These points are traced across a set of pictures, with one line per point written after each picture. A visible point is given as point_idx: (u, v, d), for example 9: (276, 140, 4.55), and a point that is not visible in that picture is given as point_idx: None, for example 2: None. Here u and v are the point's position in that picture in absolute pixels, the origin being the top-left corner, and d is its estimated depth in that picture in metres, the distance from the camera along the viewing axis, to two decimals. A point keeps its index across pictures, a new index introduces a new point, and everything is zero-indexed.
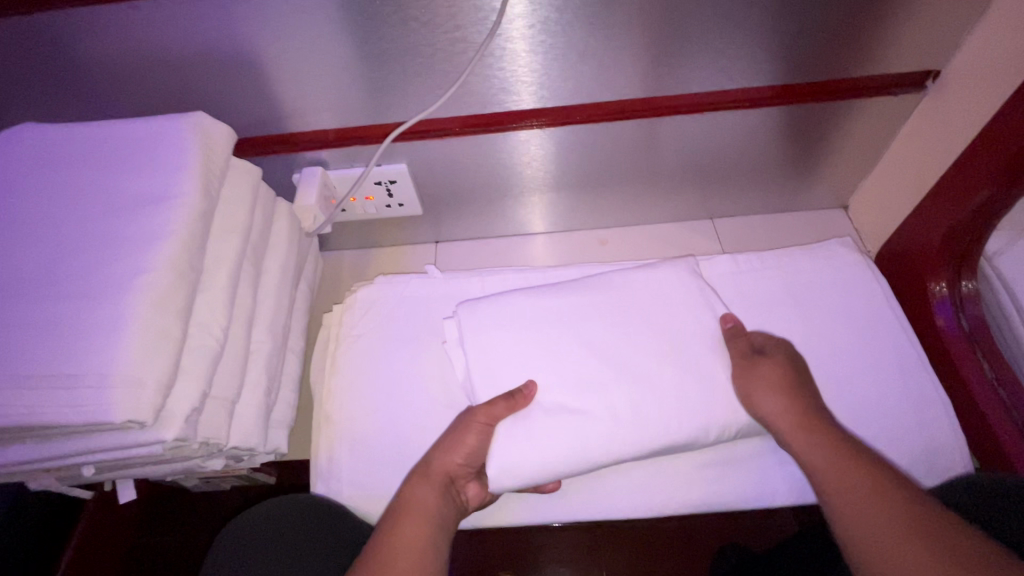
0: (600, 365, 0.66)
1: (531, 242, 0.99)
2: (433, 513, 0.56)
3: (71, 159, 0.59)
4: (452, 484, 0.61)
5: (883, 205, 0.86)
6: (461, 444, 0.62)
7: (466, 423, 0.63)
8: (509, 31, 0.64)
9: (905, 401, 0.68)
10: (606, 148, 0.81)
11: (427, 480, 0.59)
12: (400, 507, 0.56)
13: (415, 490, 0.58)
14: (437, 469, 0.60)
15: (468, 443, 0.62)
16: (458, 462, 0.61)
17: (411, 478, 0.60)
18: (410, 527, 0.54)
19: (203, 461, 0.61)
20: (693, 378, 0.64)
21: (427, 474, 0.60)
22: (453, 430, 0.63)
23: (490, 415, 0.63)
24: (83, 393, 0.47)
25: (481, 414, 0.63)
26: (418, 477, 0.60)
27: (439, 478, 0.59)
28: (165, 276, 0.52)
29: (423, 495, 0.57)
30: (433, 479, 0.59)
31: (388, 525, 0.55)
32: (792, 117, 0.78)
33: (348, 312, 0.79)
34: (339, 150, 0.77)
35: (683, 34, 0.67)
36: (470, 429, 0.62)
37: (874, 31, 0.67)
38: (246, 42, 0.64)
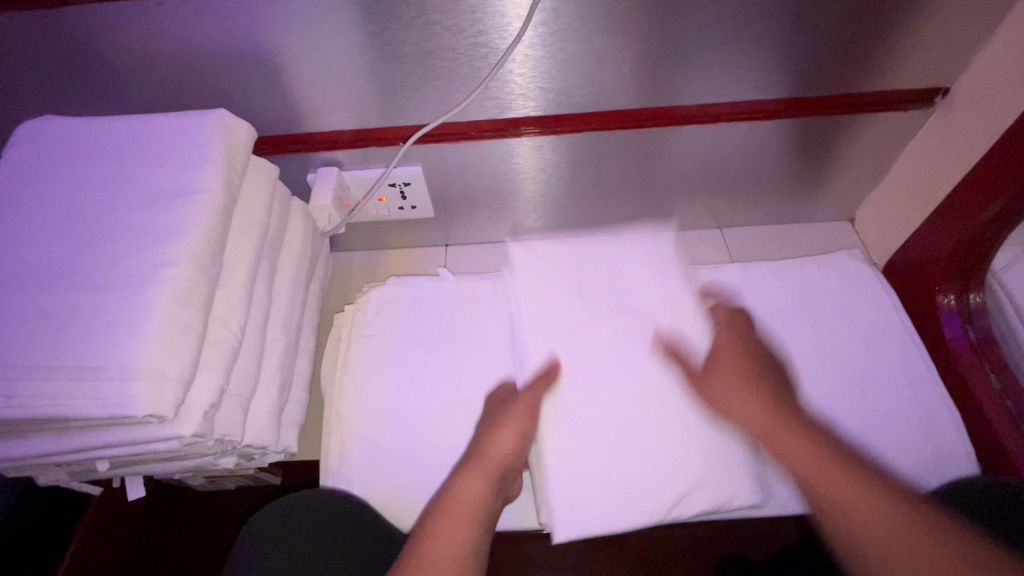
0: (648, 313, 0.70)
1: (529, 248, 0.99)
2: (478, 512, 0.56)
3: (94, 152, 0.59)
4: (505, 470, 0.61)
5: (888, 219, 0.88)
6: (510, 434, 0.63)
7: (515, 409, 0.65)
8: (533, 37, 0.65)
9: (914, 410, 0.68)
10: (618, 157, 0.82)
11: (477, 472, 0.60)
12: (446, 501, 0.56)
13: (462, 484, 0.58)
14: (490, 461, 0.61)
15: (516, 426, 0.63)
16: (508, 449, 0.62)
17: (459, 470, 0.60)
18: (451, 523, 0.54)
19: (216, 459, 0.61)
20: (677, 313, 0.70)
21: (479, 466, 0.60)
22: (498, 418, 0.65)
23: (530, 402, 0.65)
24: (106, 386, 0.47)
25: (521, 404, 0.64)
26: (470, 468, 0.60)
27: (492, 469, 0.60)
28: (188, 269, 0.52)
29: (470, 489, 0.58)
30: (485, 472, 0.60)
31: (429, 523, 0.54)
32: (803, 128, 0.79)
33: (361, 312, 0.79)
34: (354, 151, 0.78)
35: (700, 45, 0.68)
36: (515, 417, 0.64)
37: (888, 46, 0.69)
38: (269, 42, 0.64)
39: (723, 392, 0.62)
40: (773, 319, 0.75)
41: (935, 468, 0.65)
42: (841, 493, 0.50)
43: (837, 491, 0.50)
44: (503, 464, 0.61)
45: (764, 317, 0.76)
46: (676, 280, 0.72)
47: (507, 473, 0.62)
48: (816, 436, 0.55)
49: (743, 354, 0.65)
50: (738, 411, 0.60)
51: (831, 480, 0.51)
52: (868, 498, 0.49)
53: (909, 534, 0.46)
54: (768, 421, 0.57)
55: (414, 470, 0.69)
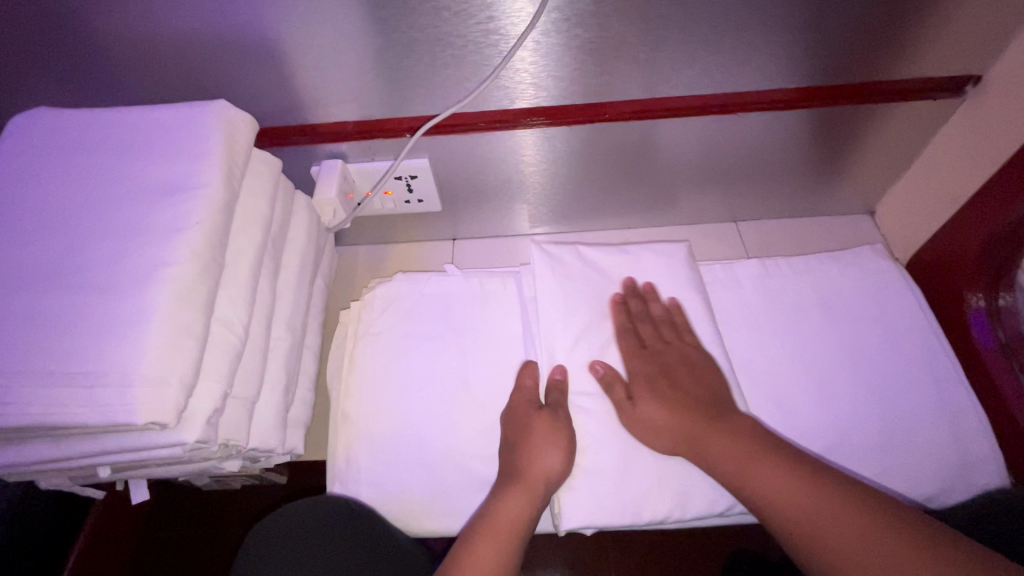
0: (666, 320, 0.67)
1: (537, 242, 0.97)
2: (522, 527, 0.54)
3: (89, 147, 0.56)
4: (550, 488, 0.58)
5: (912, 213, 0.85)
6: (553, 447, 0.59)
7: (547, 423, 0.60)
8: (547, 23, 0.62)
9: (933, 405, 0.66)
10: (631, 148, 0.79)
11: (521, 491, 0.56)
12: (487, 519, 0.54)
13: (507, 501, 0.55)
14: (534, 476, 0.57)
15: (559, 444, 0.59)
16: (553, 465, 0.58)
17: (501, 487, 0.57)
18: (490, 544, 0.51)
19: (221, 462, 0.59)
20: (693, 320, 0.67)
21: (524, 484, 0.56)
22: (537, 433, 0.60)
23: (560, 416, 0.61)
24: (105, 393, 0.45)
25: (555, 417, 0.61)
26: (513, 486, 0.56)
27: (538, 488, 0.56)
28: (188, 269, 0.50)
29: (514, 505, 0.55)
30: (529, 489, 0.56)
31: (473, 535, 0.52)
32: (826, 118, 0.76)
33: (367, 308, 0.77)
34: (359, 142, 0.75)
35: (721, 31, 0.64)
36: (553, 431, 0.60)
37: (919, 31, 0.65)
38: (270, 29, 0.62)
39: (656, 393, 0.60)
40: (791, 316, 0.73)
41: (961, 472, 0.63)
42: (731, 462, 0.55)
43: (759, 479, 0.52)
44: (548, 483, 0.57)
45: (782, 314, 0.74)
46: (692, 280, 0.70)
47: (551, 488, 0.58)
48: (725, 425, 0.57)
49: (643, 357, 0.63)
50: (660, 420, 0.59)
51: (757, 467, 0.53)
52: (790, 488, 0.51)
53: (783, 490, 0.51)
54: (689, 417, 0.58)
55: (423, 473, 0.67)
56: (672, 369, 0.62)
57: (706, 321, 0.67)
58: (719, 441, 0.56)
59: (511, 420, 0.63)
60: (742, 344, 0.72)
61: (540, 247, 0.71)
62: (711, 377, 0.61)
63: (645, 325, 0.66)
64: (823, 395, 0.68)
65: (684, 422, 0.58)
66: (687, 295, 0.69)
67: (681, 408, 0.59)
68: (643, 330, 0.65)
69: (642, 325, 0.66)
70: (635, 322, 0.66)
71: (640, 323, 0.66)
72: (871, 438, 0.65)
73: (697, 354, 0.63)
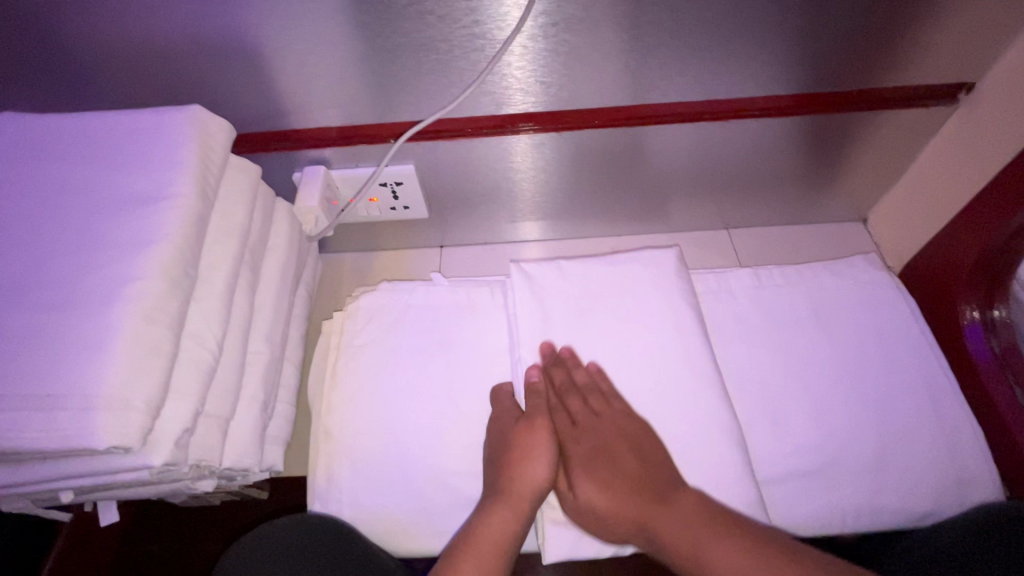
0: (651, 332, 0.65)
1: (526, 249, 0.96)
2: (507, 545, 0.52)
3: (57, 154, 0.54)
4: (539, 500, 0.56)
5: (905, 221, 0.84)
6: (541, 455, 0.57)
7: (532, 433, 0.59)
8: (534, 28, 0.60)
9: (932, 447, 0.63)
10: (620, 156, 0.78)
11: (506, 507, 0.54)
12: (470, 540, 0.52)
13: (492, 518, 0.53)
14: (522, 491, 0.55)
15: (546, 454, 0.57)
16: (543, 477, 0.56)
17: (485, 504, 0.55)
18: (473, 570, 0.50)
19: (193, 483, 0.57)
20: (678, 332, 0.65)
21: (510, 499, 0.55)
22: (523, 440, 0.58)
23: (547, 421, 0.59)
24: (66, 416, 0.43)
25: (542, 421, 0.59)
26: (498, 502, 0.55)
27: (524, 503, 0.55)
28: (157, 284, 0.48)
29: (497, 524, 0.53)
30: (512, 506, 0.54)
31: (453, 555, 0.51)
32: (818, 125, 0.75)
33: (351, 319, 0.74)
34: (343, 148, 0.73)
35: (712, 37, 0.63)
36: (539, 441, 0.58)
37: (913, 37, 0.64)
38: (248, 32, 0.59)
39: (596, 475, 0.56)
40: (783, 327, 0.72)
41: (956, 487, 0.62)
42: (685, 547, 0.50)
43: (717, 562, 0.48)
44: (536, 495, 0.55)
45: (774, 325, 0.72)
46: (681, 291, 0.68)
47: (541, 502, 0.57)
48: (671, 503, 0.53)
49: (576, 438, 0.59)
50: (604, 507, 0.55)
51: (711, 549, 0.49)
52: (744, 568, 0.47)
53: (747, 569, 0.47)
54: (634, 500, 0.54)
55: (406, 491, 0.65)
56: (609, 448, 0.57)
57: (696, 333, 0.66)
58: (670, 523, 0.51)
59: (498, 432, 0.61)
60: (732, 356, 0.71)
61: (518, 266, 0.70)
62: (651, 448, 0.58)
63: (572, 398, 0.61)
64: (816, 409, 0.66)
65: (631, 507, 0.54)
66: (672, 305, 0.67)
67: (624, 490, 0.55)
68: (572, 407, 0.61)
69: (569, 399, 0.61)
70: (560, 396, 0.62)
71: (565, 397, 0.61)
72: (865, 454, 0.63)
73: (630, 422, 0.59)
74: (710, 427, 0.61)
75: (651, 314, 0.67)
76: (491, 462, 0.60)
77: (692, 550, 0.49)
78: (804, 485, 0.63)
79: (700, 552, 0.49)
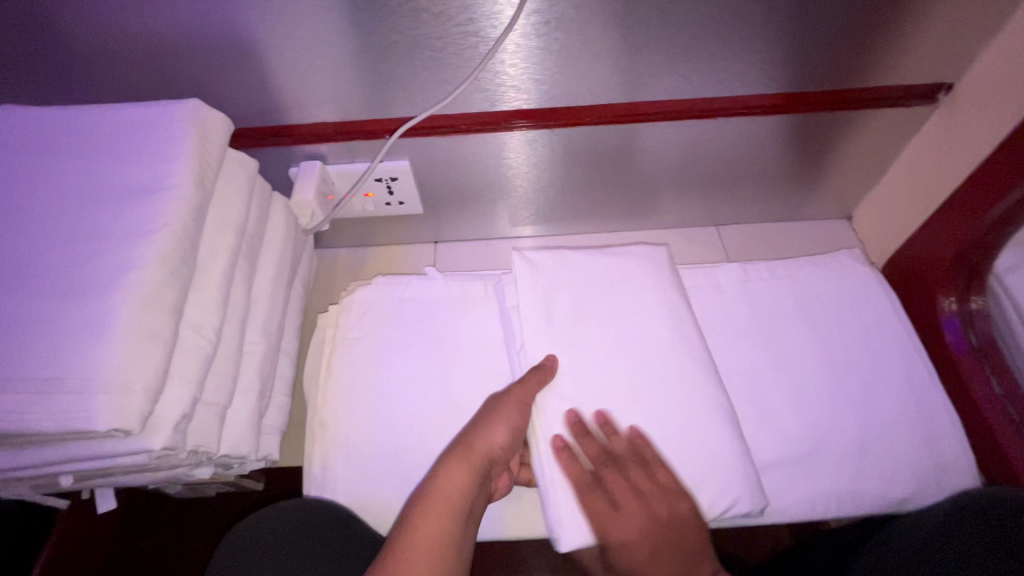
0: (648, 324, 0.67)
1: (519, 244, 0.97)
2: (463, 500, 0.54)
3: (57, 146, 0.55)
4: (493, 460, 0.58)
5: (887, 218, 0.86)
6: (502, 424, 0.60)
7: (505, 403, 0.61)
8: (526, 26, 0.62)
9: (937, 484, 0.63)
10: (611, 153, 0.80)
11: (461, 463, 0.56)
12: (426, 495, 0.54)
13: (447, 474, 0.55)
14: (479, 451, 0.57)
15: (507, 420, 0.60)
16: (500, 443, 0.59)
17: (441, 461, 0.57)
18: (430, 522, 0.51)
19: (191, 470, 0.58)
20: (673, 324, 0.67)
21: (466, 456, 0.57)
22: (491, 409, 0.61)
23: (525, 393, 0.62)
24: (67, 399, 0.44)
25: (516, 392, 0.61)
26: (452, 458, 0.57)
27: (479, 461, 0.57)
28: (157, 272, 0.49)
29: (453, 481, 0.54)
30: (470, 466, 0.56)
31: (412, 510, 0.52)
32: (804, 124, 0.76)
33: (346, 312, 0.75)
34: (338, 143, 0.74)
35: (700, 37, 0.65)
36: (507, 409, 0.61)
37: (893, 38, 0.66)
38: (246, 28, 0.61)
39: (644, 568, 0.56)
40: (769, 320, 0.74)
41: (935, 474, 0.64)
42: None
43: None
44: (490, 456, 0.58)
45: (761, 318, 0.74)
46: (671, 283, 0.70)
47: (495, 464, 0.59)
48: None
49: (622, 523, 0.57)
50: None
51: None
52: None
53: None
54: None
55: (400, 480, 0.66)
56: (656, 531, 0.56)
57: (685, 324, 0.67)
58: None
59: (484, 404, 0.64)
60: (720, 348, 0.72)
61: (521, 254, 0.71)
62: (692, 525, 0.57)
63: (610, 470, 0.59)
64: (801, 399, 0.68)
65: None
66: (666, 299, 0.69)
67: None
68: (612, 482, 0.59)
69: (608, 473, 0.59)
70: (596, 467, 0.59)
71: (603, 469, 0.59)
72: (847, 442, 0.65)
73: (673, 498, 0.58)
74: (699, 416, 0.62)
75: (647, 305, 0.68)
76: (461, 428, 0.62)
77: None
78: (789, 472, 0.65)
79: None
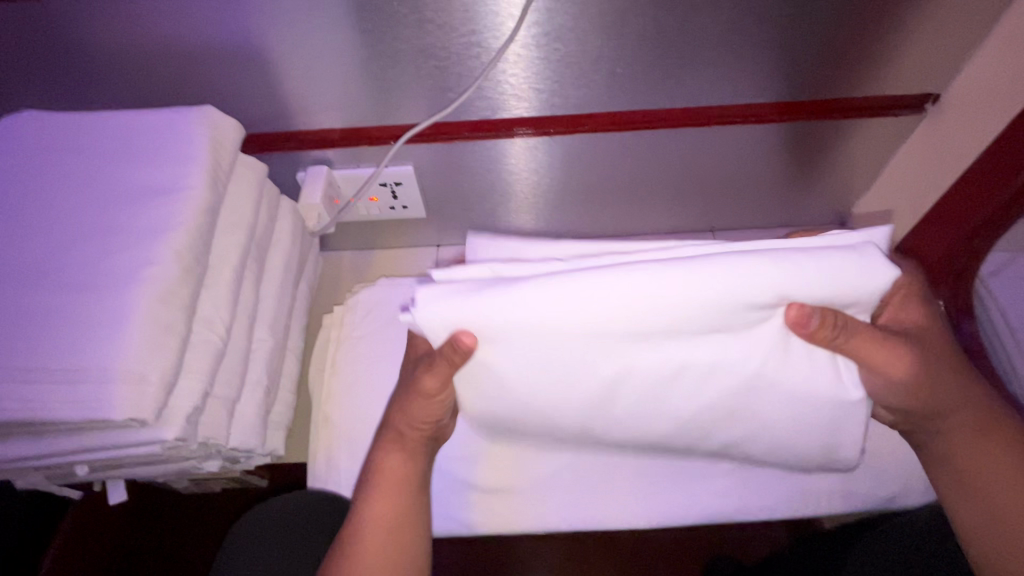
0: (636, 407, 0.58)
1: None
2: (407, 483, 0.60)
3: (77, 149, 0.57)
4: (427, 436, 0.62)
5: (879, 224, 0.89)
6: (421, 409, 0.60)
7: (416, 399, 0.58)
8: (527, 37, 0.64)
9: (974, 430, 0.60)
10: (611, 157, 0.82)
11: (396, 447, 0.61)
12: (374, 475, 0.59)
13: (386, 457, 0.60)
14: (409, 435, 0.61)
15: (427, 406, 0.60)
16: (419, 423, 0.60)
17: (381, 439, 0.62)
18: (381, 500, 0.58)
19: (200, 461, 0.60)
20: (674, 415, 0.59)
21: (399, 440, 0.61)
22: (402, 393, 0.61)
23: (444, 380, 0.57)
24: (87, 389, 0.46)
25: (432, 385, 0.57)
26: (387, 441, 0.61)
27: (416, 444, 0.61)
28: (172, 269, 0.51)
29: (395, 463, 0.60)
30: (409, 445, 0.61)
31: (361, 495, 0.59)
32: (796, 132, 0.79)
33: (350, 313, 0.77)
34: (345, 149, 0.76)
35: (694, 48, 0.67)
36: (427, 403, 0.59)
37: (882, 48, 0.68)
38: (258, 38, 0.63)
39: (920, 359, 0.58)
40: None
41: None
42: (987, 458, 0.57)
43: (991, 480, 0.56)
44: (429, 433, 0.62)
45: None
46: None
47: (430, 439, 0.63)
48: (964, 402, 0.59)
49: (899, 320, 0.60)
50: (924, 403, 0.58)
51: (988, 467, 0.57)
52: (1015, 476, 0.56)
53: (1002, 476, 0.56)
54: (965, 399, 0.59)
55: None
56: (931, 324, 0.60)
57: None
58: (958, 427, 0.59)
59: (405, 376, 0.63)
60: None
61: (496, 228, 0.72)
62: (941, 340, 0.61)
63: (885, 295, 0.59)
64: None
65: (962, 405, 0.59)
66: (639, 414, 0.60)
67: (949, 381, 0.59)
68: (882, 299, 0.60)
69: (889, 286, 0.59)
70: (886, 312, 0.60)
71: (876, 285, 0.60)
72: None
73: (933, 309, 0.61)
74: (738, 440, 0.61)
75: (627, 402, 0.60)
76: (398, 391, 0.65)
77: (978, 462, 0.57)
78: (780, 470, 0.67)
79: (975, 472, 0.57)
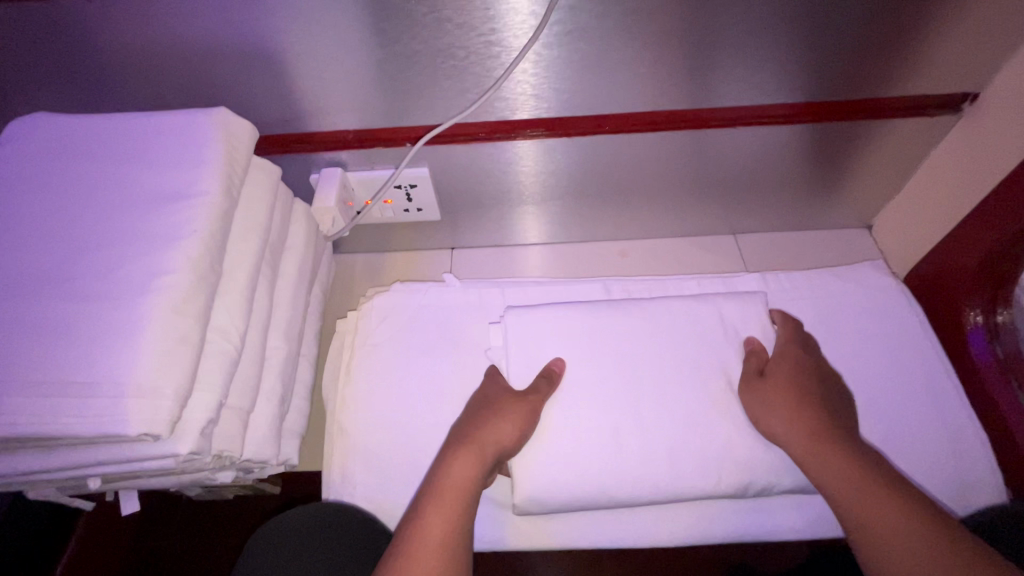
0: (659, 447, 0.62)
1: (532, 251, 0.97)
2: (469, 495, 0.56)
3: (90, 152, 0.56)
4: (502, 456, 0.60)
5: (910, 228, 0.86)
6: (508, 422, 0.61)
7: (517, 402, 0.62)
8: (549, 36, 0.62)
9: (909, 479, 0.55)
10: (630, 160, 0.80)
11: (469, 455, 0.59)
12: (436, 488, 0.56)
13: (453, 469, 0.57)
14: (488, 445, 0.59)
15: (516, 419, 0.61)
16: (510, 437, 0.60)
17: (448, 455, 0.59)
18: (439, 516, 0.53)
19: (214, 473, 0.58)
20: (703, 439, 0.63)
21: (473, 449, 0.59)
22: (495, 409, 0.62)
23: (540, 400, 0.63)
24: (100, 403, 0.44)
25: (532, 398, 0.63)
26: (463, 449, 0.59)
27: (487, 451, 0.59)
28: (186, 277, 0.49)
29: (462, 471, 0.57)
30: (481, 453, 0.59)
31: (420, 508, 0.54)
32: (825, 133, 0.76)
33: (364, 319, 0.76)
34: (360, 151, 0.75)
35: (721, 47, 0.65)
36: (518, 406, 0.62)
37: (917, 47, 0.66)
38: (272, 38, 0.61)
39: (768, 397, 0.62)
40: None
41: (958, 485, 0.64)
42: (868, 503, 0.53)
43: (882, 522, 0.51)
44: (499, 450, 0.60)
45: None
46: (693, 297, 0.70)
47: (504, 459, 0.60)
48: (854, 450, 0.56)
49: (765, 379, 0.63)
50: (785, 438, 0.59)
51: (882, 513, 0.52)
52: (904, 540, 0.50)
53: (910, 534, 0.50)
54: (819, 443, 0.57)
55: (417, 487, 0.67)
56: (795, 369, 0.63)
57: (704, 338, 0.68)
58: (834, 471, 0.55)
59: (483, 398, 0.66)
60: None
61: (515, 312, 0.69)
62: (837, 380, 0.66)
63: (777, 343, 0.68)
64: None
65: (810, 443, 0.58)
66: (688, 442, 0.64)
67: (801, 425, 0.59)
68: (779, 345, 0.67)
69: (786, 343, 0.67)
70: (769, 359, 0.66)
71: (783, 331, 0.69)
72: None
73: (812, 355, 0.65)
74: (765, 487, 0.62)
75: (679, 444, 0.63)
76: (468, 417, 0.65)
77: (855, 504, 0.53)
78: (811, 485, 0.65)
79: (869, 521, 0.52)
